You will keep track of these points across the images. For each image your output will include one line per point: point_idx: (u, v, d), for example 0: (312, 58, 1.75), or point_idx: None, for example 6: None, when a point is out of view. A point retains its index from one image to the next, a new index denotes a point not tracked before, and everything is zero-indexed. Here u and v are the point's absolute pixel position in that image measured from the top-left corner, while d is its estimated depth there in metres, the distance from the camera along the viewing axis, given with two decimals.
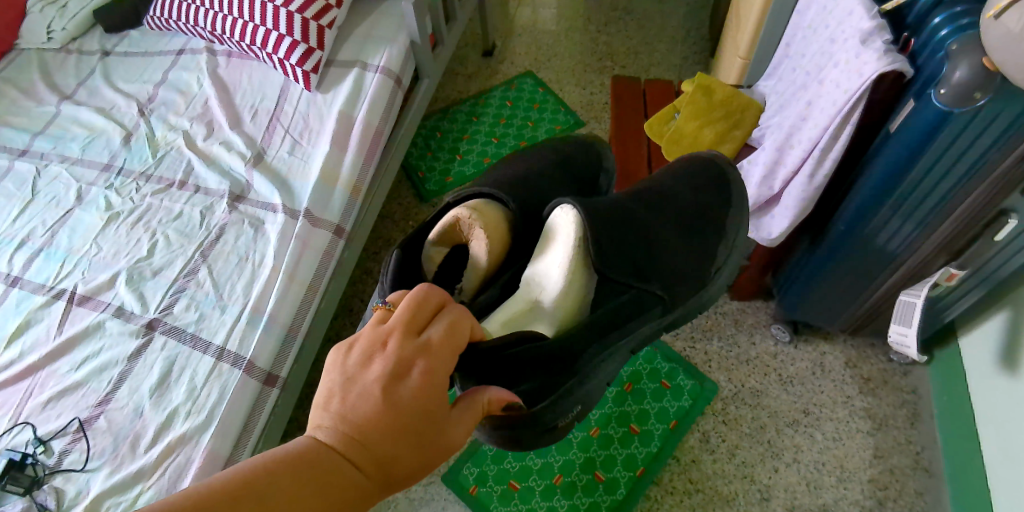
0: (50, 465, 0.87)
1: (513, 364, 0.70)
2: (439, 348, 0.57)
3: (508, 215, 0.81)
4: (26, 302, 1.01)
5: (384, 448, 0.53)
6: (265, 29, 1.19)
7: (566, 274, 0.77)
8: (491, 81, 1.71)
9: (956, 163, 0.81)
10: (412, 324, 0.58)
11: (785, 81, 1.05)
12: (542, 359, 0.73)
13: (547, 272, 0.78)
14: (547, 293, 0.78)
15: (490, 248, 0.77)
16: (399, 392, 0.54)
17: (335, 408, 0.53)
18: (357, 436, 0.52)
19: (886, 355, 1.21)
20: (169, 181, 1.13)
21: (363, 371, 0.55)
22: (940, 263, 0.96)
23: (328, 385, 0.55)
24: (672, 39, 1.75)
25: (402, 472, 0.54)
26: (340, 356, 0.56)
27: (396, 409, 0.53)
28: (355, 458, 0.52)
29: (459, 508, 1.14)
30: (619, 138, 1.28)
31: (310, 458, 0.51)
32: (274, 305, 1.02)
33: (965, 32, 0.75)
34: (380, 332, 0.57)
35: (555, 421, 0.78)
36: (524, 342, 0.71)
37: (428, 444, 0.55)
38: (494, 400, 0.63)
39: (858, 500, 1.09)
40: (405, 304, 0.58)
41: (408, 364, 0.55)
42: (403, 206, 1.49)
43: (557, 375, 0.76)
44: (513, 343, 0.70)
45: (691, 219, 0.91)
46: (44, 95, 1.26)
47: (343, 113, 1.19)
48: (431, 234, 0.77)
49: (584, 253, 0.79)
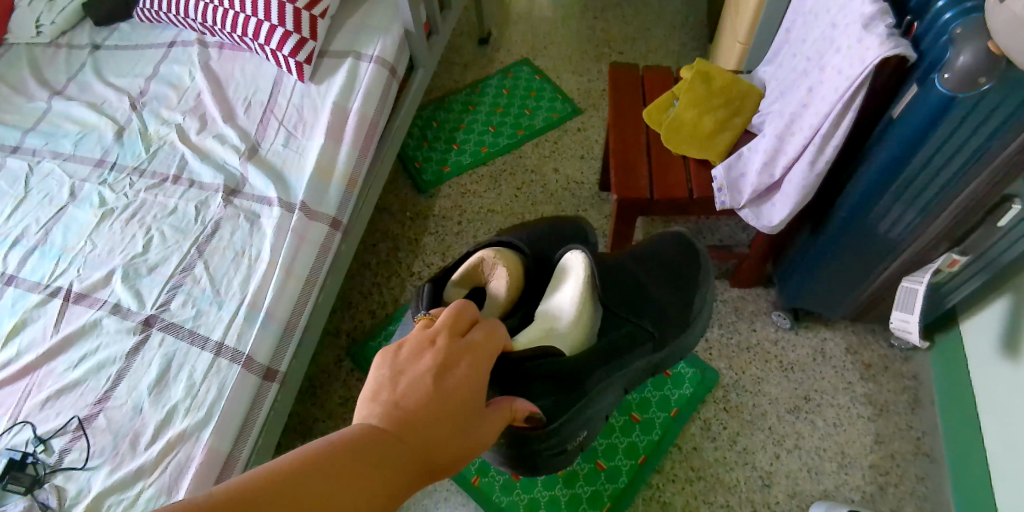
0: (50, 463, 0.87)
1: (533, 376, 0.71)
2: (480, 350, 0.60)
3: (525, 261, 0.83)
4: (22, 301, 1.00)
5: (434, 434, 0.53)
6: (257, 20, 1.17)
7: (580, 302, 0.79)
8: (487, 69, 1.69)
9: (959, 150, 0.81)
10: (455, 328, 0.60)
11: (785, 67, 1.04)
12: (558, 373, 0.74)
13: (558, 302, 0.80)
14: (562, 318, 0.79)
15: (510, 285, 0.79)
16: (448, 383, 0.55)
17: (384, 399, 0.53)
18: (411, 422, 0.52)
19: (887, 340, 1.21)
20: (162, 176, 1.12)
21: (413, 364, 0.55)
22: (942, 249, 0.95)
23: (378, 379, 0.54)
24: (669, 25, 1.74)
25: (446, 461, 0.54)
26: (387, 354, 0.56)
27: (446, 398, 0.54)
28: (408, 442, 0.52)
29: (461, 500, 1.13)
30: (617, 127, 1.16)
31: (367, 439, 0.50)
32: (271, 300, 1.01)
33: (969, 16, 0.74)
34: (427, 333, 0.58)
35: (564, 444, 0.77)
36: (544, 355, 0.72)
37: (469, 436, 0.56)
38: (520, 408, 0.64)
39: (859, 485, 1.09)
40: (448, 312, 0.60)
41: (454, 360, 0.57)
42: (400, 197, 1.48)
43: (570, 392, 0.76)
44: (534, 355, 0.71)
45: (666, 259, 0.95)
46: (35, 90, 1.24)
47: (338, 104, 1.18)
48: (455, 275, 0.78)
49: (593, 286, 0.81)
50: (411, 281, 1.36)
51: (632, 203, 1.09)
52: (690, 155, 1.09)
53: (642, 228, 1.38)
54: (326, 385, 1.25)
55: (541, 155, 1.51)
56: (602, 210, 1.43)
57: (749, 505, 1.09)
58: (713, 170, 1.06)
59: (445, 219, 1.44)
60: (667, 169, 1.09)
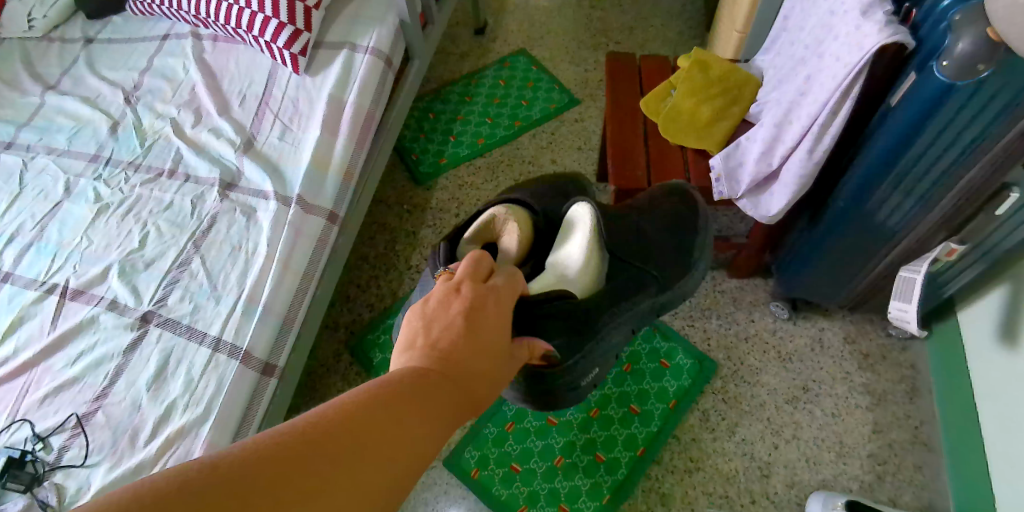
0: (49, 461, 0.87)
1: (547, 317, 0.79)
2: (498, 294, 0.70)
3: (533, 218, 0.91)
4: (18, 298, 0.99)
5: (470, 365, 0.63)
6: (251, 11, 1.15)
7: (588, 251, 0.88)
8: (484, 59, 1.68)
9: (957, 138, 0.80)
10: (475, 275, 0.70)
11: (783, 55, 1.04)
12: (570, 314, 0.82)
13: (568, 253, 0.89)
14: (571, 267, 0.88)
15: (520, 238, 0.87)
16: (476, 323, 0.65)
17: (425, 340, 0.63)
18: (451, 357, 0.62)
19: (885, 330, 1.21)
20: (158, 170, 1.11)
21: (444, 309, 0.65)
22: (941, 237, 0.95)
23: (416, 326, 0.64)
24: (667, 14, 1.72)
25: (481, 389, 0.64)
26: (420, 306, 0.66)
27: (476, 335, 0.64)
28: (451, 373, 0.62)
29: (462, 492, 1.13)
30: (615, 118, 1.15)
31: (419, 371, 0.60)
32: (269, 295, 1.01)
33: (967, 2, 0.73)
34: (452, 282, 0.68)
35: (577, 379, 0.85)
36: (557, 297, 0.81)
37: (497, 367, 0.66)
38: (535, 346, 0.74)
39: (858, 475, 1.10)
40: (468, 262, 0.70)
41: (479, 301, 0.67)
42: (397, 189, 1.47)
43: (581, 332, 0.83)
44: (547, 298, 0.80)
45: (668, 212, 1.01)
46: (28, 85, 1.23)
47: (334, 96, 1.17)
48: (467, 233, 0.84)
49: (600, 238, 0.90)
50: (410, 274, 1.36)
51: (629, 192, 1.09)
52: (688, 145, 1.08)
53: None
54: (326, 378, 1.25)
55: (538, 145, 1.51)
56: (600, 201, 1.42)
57: (748, 495, 1.10)
58: (710, 160, 1.06)
59: (443, 211, 1.43)
60: (664, 157, 1.09)
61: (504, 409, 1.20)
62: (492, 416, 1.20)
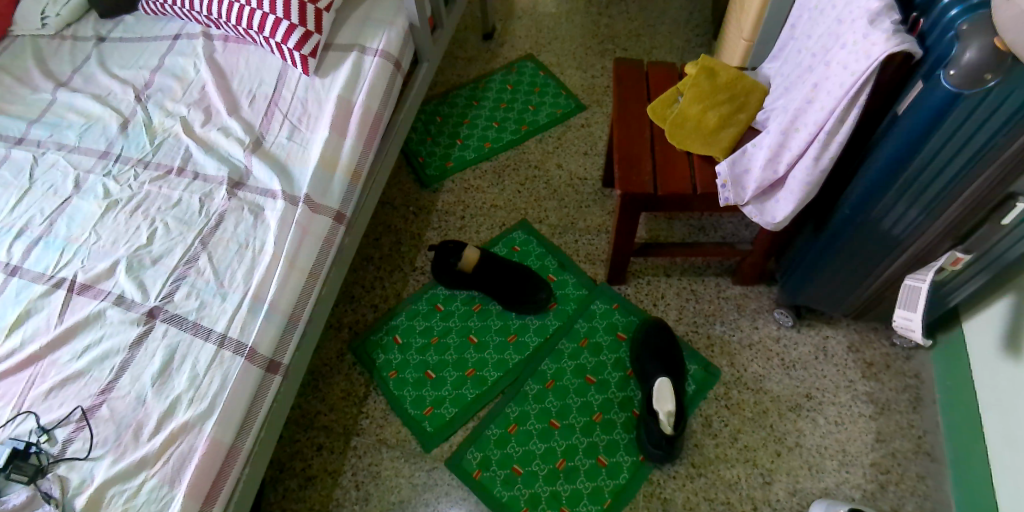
0: (53, 453, 0.87)
1: (662, 369, 1.17)
2: None
3: (501, 282, 1.29)
4: (26, 291, 0.99)
5: None
6: (261, 12, 1.16)
7: (647, 347, 1.21)
8: (491, 64, 1.69)
9: (964, 147, 0.81)
10: None
11: (790, 63, 1.04)
12: (668, 359, 1.19)
13: (643, 350, 1.21)
14: (648, 363, 1.19)
15: (500, 271, 1.30)
16: None
17: None
18: None
19: (890, 339, 1.22)
20: (167, 168, 1.12)
21: None
22: (946, 247, 0.95)
23: None
24: (674, 22, 1.74)
25: None
26: None
27: None
28: None
29: (463, 494, 1.13)
30: (621, 121, 1.15)
31: None
32: (276, 293, 1.02)
33: (976, 11, 0.75)
34: None
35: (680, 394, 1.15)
36: (672, 374, 1.17)
37: None
38: None
39: (860, 484, 1.10)
40: None
41: None
42: (403, 191, 1.48)
43: (678, 367, 1.18)
44: (659, 369, 1.17)
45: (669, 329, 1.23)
46: (39, 82, 1.23)
47: (343, 97, 1.18)
48: (481, 275, 1.29)
49: (654, 349, 1.20)
50: (415, 275, 1.37)
51: (634, 197, 1.08)
52: (694, 151, 1.09)
53: (645, 223, 1.38)
54: (328, 377, 1.26)
55: (544, 150, 1.52)
56: (605, 206, 1.43)
57: (750, 502, 1.09)
58: (717, 166, 1.06)
59: (448, 214, 1.44)
60: (670, 162, 1.09)
61: (506, 411, 1.20)
62: (494, 417, 1.19)
